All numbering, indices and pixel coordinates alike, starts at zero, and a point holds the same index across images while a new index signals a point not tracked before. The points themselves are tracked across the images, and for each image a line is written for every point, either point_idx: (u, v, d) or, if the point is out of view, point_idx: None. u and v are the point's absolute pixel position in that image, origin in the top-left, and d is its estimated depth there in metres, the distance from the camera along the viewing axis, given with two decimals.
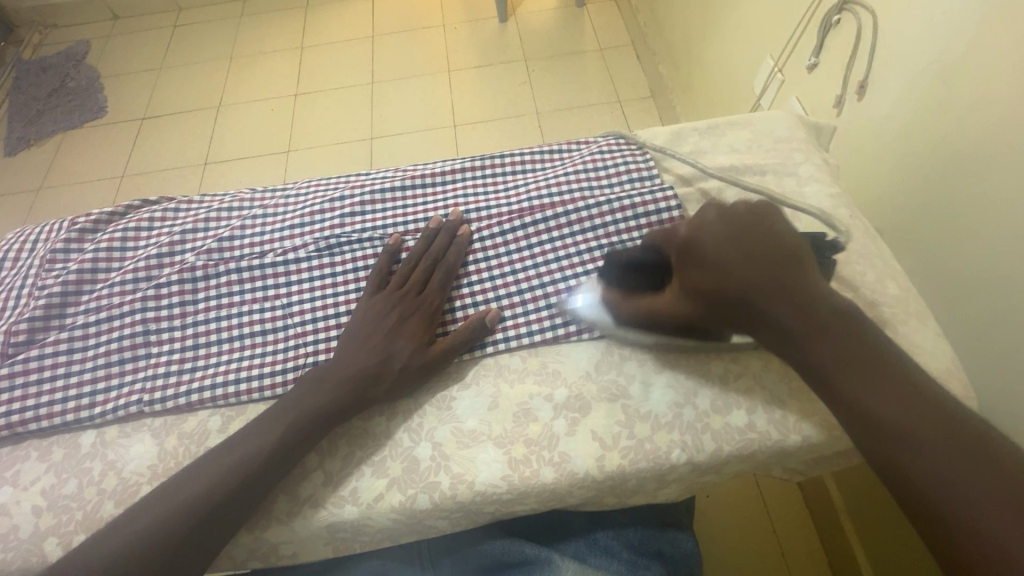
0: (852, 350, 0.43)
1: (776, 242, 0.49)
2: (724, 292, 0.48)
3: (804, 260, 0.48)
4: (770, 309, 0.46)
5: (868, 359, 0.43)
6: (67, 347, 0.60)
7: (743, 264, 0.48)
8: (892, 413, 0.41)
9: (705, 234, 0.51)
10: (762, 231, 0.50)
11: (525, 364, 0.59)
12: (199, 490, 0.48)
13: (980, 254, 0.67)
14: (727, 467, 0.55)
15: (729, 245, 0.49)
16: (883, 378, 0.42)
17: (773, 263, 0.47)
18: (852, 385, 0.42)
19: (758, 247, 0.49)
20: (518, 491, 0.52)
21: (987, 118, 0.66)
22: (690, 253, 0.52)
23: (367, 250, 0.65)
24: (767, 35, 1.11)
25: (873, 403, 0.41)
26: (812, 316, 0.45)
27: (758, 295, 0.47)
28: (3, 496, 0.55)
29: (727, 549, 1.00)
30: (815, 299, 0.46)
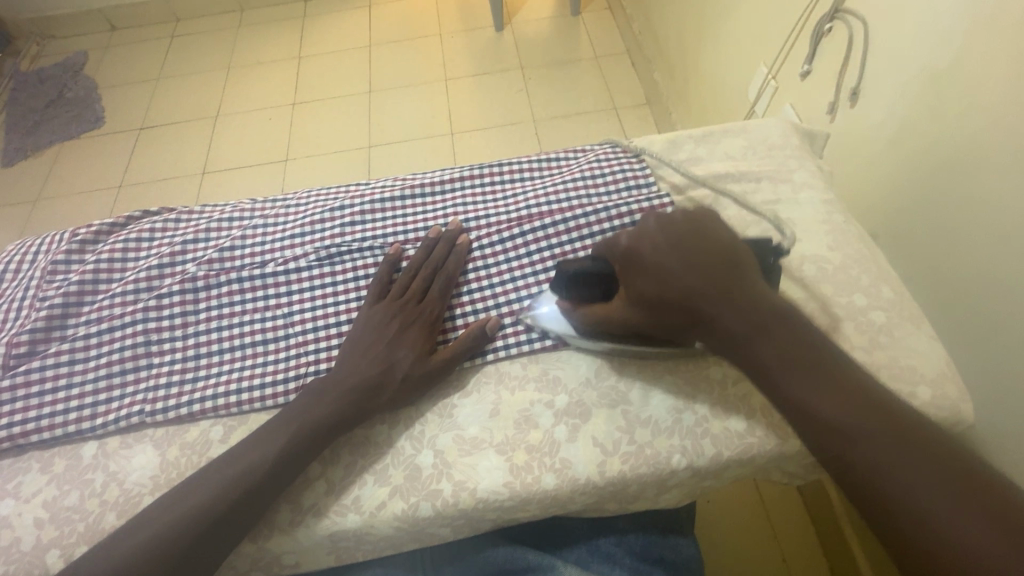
0: (794, 350, 0.44)
1: (712, 251, 0.50)
2: (671, 301, 0.49)
3: (741, 263, 0.50)
4: (715, 311, 0.47)
5: (815, 362, 0.43)
6: (69, 358, 0.60)
7: (684, 267, 0.49)
8: (859, 427, 0.40)
9: (645, 243, 0.52)
10: (699, 241, 0.51)
11: (526, 371, 0.59)
12: (202, 501, 0.48)
13: (973, 258, 0.68)
14: (728, 472, 0.55)
15: (671, 253, 0.50)
16: (837, 384, 0.42)
17: (715, 270, 0.49)
18: (798, 386, 0.42)
19: (698, 255, 0.50)
20: (520, 498, 0.53)
21: (977, 125, 0.67)
22: (632, 264, 0.52)
23: (368, 260, 0.65)
24: (760, 44, 1.12)
25: (834, 413, 0.40)
26: (754, 315, 0.46)
27: (706, 299, 0.48)
28: (4, 508, 0.55)
29: (728, 552, 1.01)
30: (755, 300, 0.47)
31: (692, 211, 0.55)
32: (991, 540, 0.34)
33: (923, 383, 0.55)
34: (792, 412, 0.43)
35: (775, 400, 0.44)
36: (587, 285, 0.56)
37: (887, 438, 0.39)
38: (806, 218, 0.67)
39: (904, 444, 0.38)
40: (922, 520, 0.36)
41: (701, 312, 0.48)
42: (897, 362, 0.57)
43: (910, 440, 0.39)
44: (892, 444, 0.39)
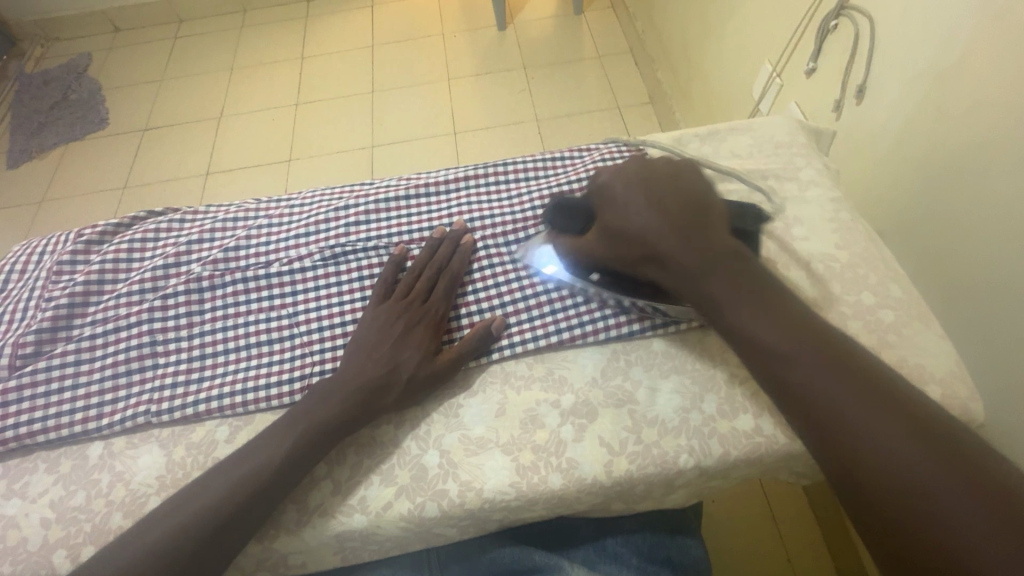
0: (748, 290, 0.47)
1: (684, 195, 0.53)
2: (631, 236, 0.52)
3: (710, 209, 0.52)
4: (675, 253, 0.50)
5: (768, 303, 0.47)
6: (75, 359, 0.60)
7: (652, 211, 0.52)
8: (822, 383, 0.43)
9: (621, 179, 0.55)
10: (674, 184, 0.54)
11: (531, 371, 0.59)
12: (208, 502, 0.48)
13: (981, 256, 0.68)
14: (735, 471, 0.55)
15: (640, 192, 0.53)
16: (794, 330, 0.45)
17: (681, 212, 0.52)
18: (748, 323, 0.46)
19: (667, 197, 0.53)
20: (526, 498, 0.52)
21: (985, 122, 0.67)
22: (606, 199, 0.56)
23: (373, 259, 0.65)
24: (765, 42, 1.12)
25: (789, 358, 0.44)
26: (710, 257, 0.49)
27: (663, 240, 0.51)
28: (11, 508, 0.55)
29: (734, 550, 1.00)
30: (716, 243, 0.50)
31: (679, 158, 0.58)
32: (957, 510, 0.36)
33: (933, 382, 0.55)
34: (741, 346, 0.47)
35: (725, 334, 0.48)
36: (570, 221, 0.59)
37: (857, 402, 0.41)
38: (813, 216, 0.67)
39: (876, 408, 0.41)
40: (891, 487, 0.38)
41: (656, 250, 0.51)
42: (906, 361, 0.56)
43: (879, 404, 0.41)
44: (861, 407, 0.41)
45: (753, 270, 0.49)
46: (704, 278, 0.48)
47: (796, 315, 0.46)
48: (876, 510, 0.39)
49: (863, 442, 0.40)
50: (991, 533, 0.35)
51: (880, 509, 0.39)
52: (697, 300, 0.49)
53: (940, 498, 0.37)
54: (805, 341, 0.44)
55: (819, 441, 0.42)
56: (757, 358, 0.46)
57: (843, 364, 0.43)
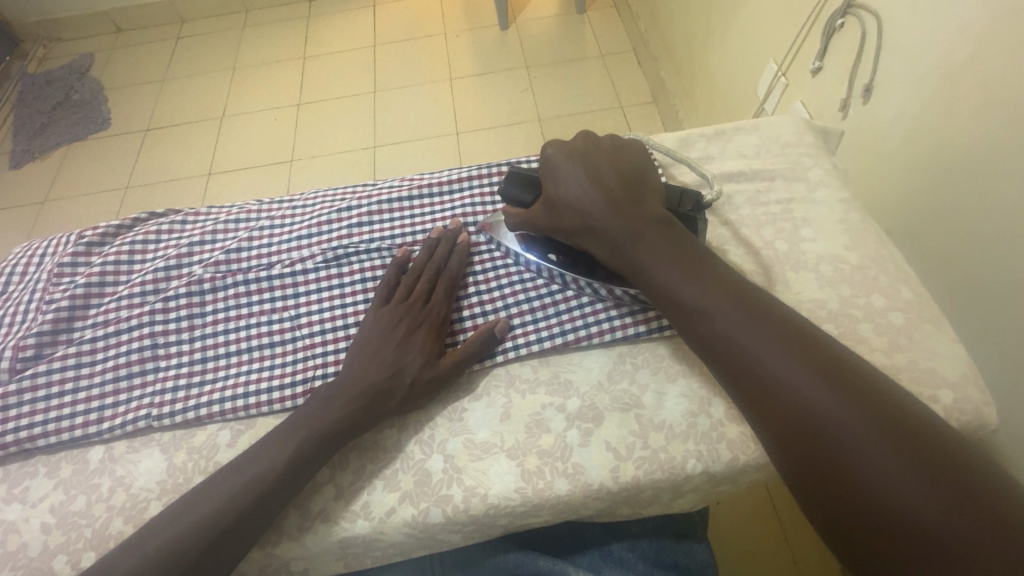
0: (674, 254, 0.50)
1: (623, 172, 0.56)
2: (575, 210, 0.54)
3: (644, 182, 0.56)
4: (606, 221, 0.52)
5: (694, 265, 0.49)
6: (76, 362, 0.60)
7: (586, 181, 0.54)
8: (753, 340, 0.43)
9: (564, 154, 0.57)
10: (613, 161, 0.57)
11: (536, 374, 0.58)
12: (209, 510, 0.47)
13: (993, 258, 0.67)
14: (744, 477, 0.54)
15: (582, 168, 0.56)
16: (721, 290, 0.46)
17: (619, 188, 0.54)
18: (686, 289, 0.47)
19: (606, 172, 0.55)
20: (531, 504, 0.52)
21: (996, 122, 0.65)
22: (550, 173, 0.57)
23: (376, 261, 0.65)
24: (770, 40, 1.11)
25: (716, 314, 0.45)
26: (637, 225, 0.52)
27: (604, 212, 0.53)
28: (12, 513, 0.54)
29: (738, 550, 1.00)
30: (644, 212, 0.53)
31: (621, 137, 0.60)
32: (889, 469, 0.37)
33: (945, 386, 0.54)
34: (670, 305, 0.48)
35: (653, 296, 0.50)
36: (528, 190, 0.60)
37: (789, 359, 0.42)
38: (821, 217, 0.66)
39: (809, 367, 0.41)
40: (823, 444, 0.39)
41: (598, 222, 0.53)
42: (918, 365, 0.55)
43: (812, 362, 0.42)
44: (792, 364, 0.42)
45: (682, 237, 0.51)
46: (630, 243, 0.51)
47: (724, 276, 0.48)
48: (808, 465, 0.40)
49: (794, 398, 0.41)
50: (913, 487, 0.36)
51: (813, 466, 0.39)
52: (626, 265, 0.51)
53: (875, 457, 0.37)
54: (733, 299, 0.46)
55: (751, 397, 0.43)
56: (687, 318, 0.47)
57: (774, 322, 0.44)
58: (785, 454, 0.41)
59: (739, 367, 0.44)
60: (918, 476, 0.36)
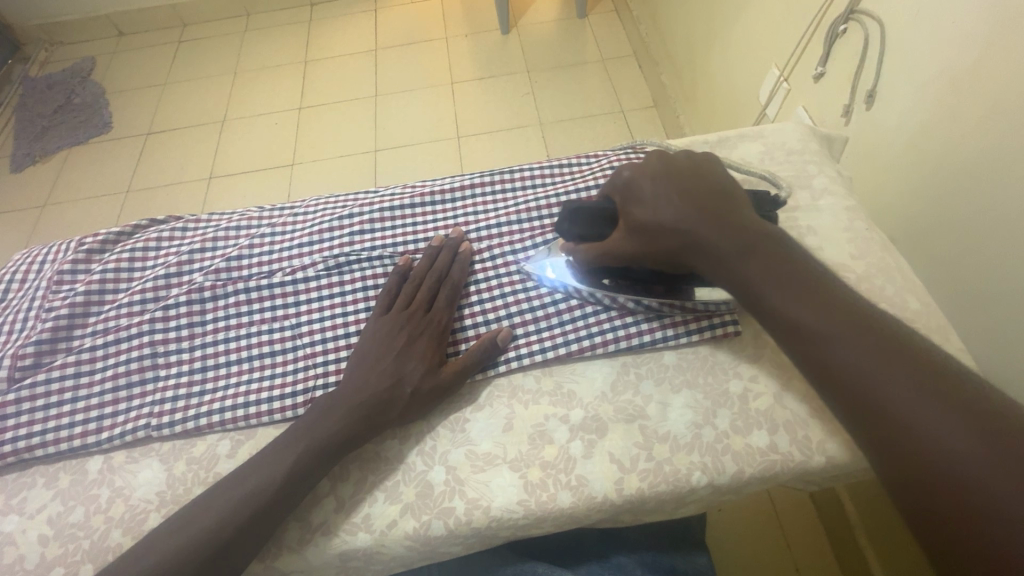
0: (782, 270, 0.44)
1: (713, 187, 0.50)
2: (663, 227, 0.49)
3: (738, 197, 0.50)
4: (704, 236, 0.47)
5: (801, 280, 0.43)
6: (74, 371, 0.59)
7: (677, 197, 0.49)
8: (863, 362, 0.39)
9: (645, 173, 0.52)
10: (700, 177, 0.51)
11: (539, 384, 0.58)
12: (207, 524, 0.47)
13: (1000, 267, 0.66)
14: (749, 488, 0.53)
15: (669, 185, 0.50)
16: (837, 310, 0.41)
17: (712, 204, 0.49)
18: (794, 312, 0.42)
19: (696, 188, 0.50)
20: (534, 516, 0.51)
21: (1001, 130, 0.65)
22: (632, 194, 0.52)
23: (378, 269, 0.64)
24: (772, 46, 1.11)
25: (822, 336, 0.40)
26: (741, 238, 0.46)
27: (700, 230, 0.47)
28: (9, 525, 0.54)
29: (738, 551, 1.00)
30: (746, 225, 0.47)
31: (700, 152, 0.55)
32: None
33: None
34: (777, 329, 0.43)
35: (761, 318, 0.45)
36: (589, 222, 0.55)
37: (903, 379, 0.37)
38: (826, 225, 0.65)
39: (936, 394, 0.36)
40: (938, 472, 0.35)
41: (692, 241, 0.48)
42: None
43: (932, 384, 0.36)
44: (907, 385, 0.37)
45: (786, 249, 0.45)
46: (735, 259, 0.45)
47: (830, 291, 0.42)
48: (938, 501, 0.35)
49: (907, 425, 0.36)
50: None
51: (926, 497, 0.35)
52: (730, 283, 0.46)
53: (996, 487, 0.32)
54: (841, 317, 0.41)
55: (874, 429, 0.38)
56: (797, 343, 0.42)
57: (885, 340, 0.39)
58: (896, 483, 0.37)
59: (848, 393, 0.39)
60: None
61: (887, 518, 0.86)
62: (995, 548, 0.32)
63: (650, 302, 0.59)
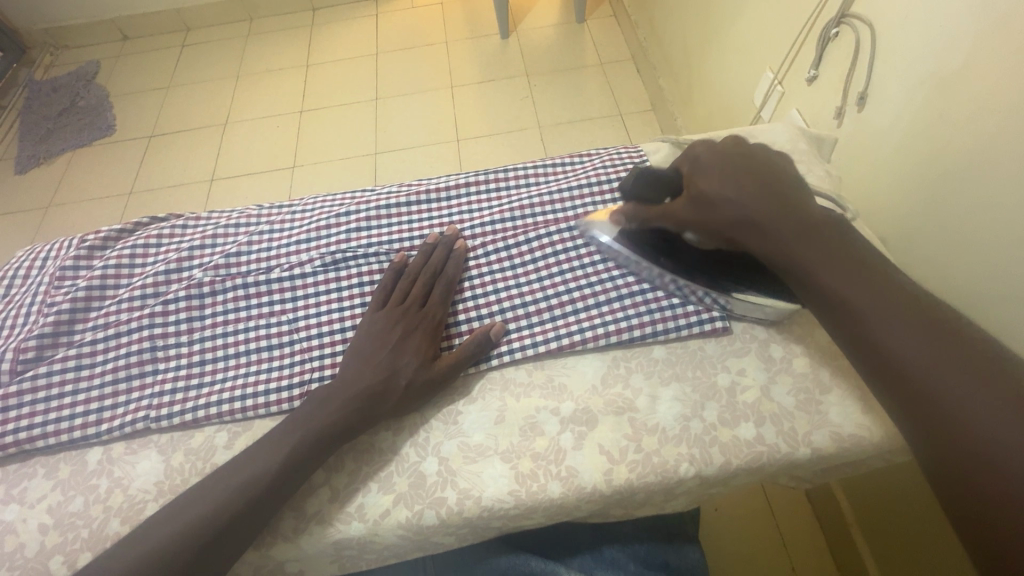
0: (838, 253, 0.45)
1: (778, 173, 0.52)
2: (727, 202, 0.51)
3: (801, 186, 0.52)
4: (764, 213, 0.49)
5: (856, 264, 0.44)
6: (75, 364, 0.60)
7: (744, 177, 0.51)
8: (913, 343, 0.40)
9: (714, 154, 0.54)
10: (766, 162, 0.53)
11: (530, 378, 0.59)
12: (205, 511, 0.48)
13: (989, 263, 0.67)
14: (736, 480, 0.54)
15: (737, 165, 0.52)
16: (890, 294, 0.42)
17: (776, 188, 0.51)
18: (848, 290, 0.43)
19: (762, 171, 0.52)
20: (525, 506, 0.52)
21: (988, 130, 0.66)
22: (699, 171, 0.54)
23: (373, 266, 0.65)
24: (766, 49, 1.12)
25: (874, 315, 0.42)
26: (800, 220, 0.48)
27: (762, 207, 0.49)
28: (9, 513, 0.55)
29: (735, 549, 1.00)
30: (807, 211, 0.49)
31: (769, 146, 0.57)
32: None
33: None
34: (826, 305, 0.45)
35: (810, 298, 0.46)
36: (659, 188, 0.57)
37: (953, 365, 0.38)
38: None
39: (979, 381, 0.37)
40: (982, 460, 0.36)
41: (754, 215, 0.49)
42: None
43: (978, 372, 0.38)
44: (951, 369, 0.38)
45: (844, 239, 0.47)
46: (794, 238, 0.47)
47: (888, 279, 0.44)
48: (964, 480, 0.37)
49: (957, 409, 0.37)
50: None
51: (969, 492, 0.36)
52: (784, 262, 0.47)
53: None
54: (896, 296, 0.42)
55: (913, 408, 0.40)
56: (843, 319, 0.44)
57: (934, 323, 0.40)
58: (934, 464, 0.39)
59: (890, 368, 0.41)
60: None
61: (881, 515, 0.86)
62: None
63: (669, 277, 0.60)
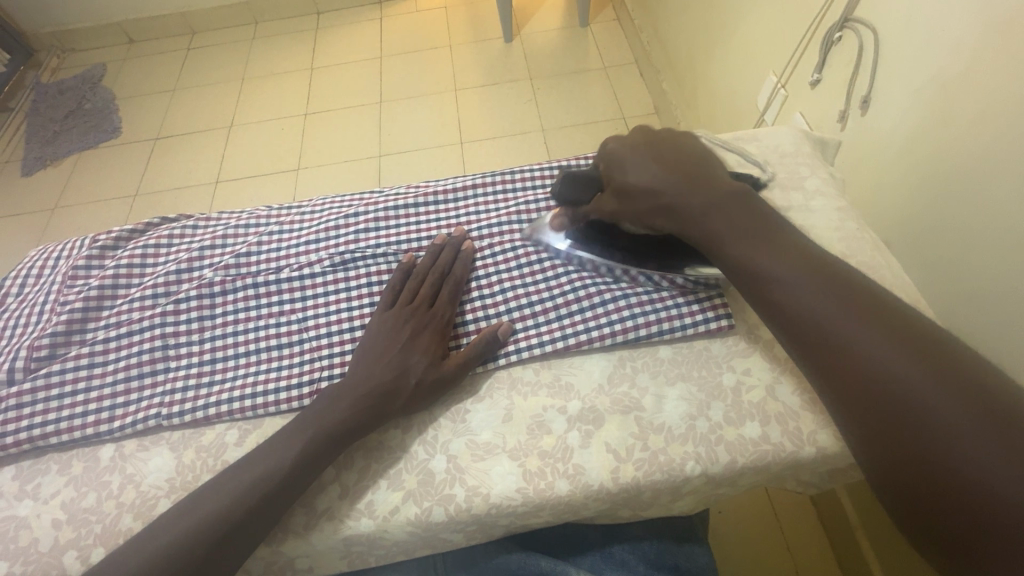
0: (751, 227, 0.49)
1: (687, 155, 0.56)
2: (644, 190, 0.54)
3: (710, 164, 0.56)
4: (679, 196, 0.53)
5: (766, 235, 0.48)
6: (88, 362, 0.61)
7: (657, 165, 0.55)
8: (829, 307, 0.43)
9: (628, 144, 0.58)
10: (675, 145, 0.57)
11: (538, 378, 0.60)
12: (218, 507, 0.48)
13: (992, 264, 0.67)
14: (743, 479, 0.55)
15: (648, 154, 0.56)
16: (804, 264, 0.46)
17: (687, 169, 0.54)
18: (766, 262, 0.47)
19: (673, 156, 0.56)
20: (533, 504, 0.53)
21: (991, 133, 0.67)
22: (615, 163, 0.57)
23: (382, 266, 0.66)
24: (769, 53, 1.13)
25: (787, 282, 0.45)
26: (712, 199, 0.52)
27: (679, 191, 0.53)
28: (24, 509, 0.56)
29: (738, 549, 1.01)
30: (716, 187, 0.53)
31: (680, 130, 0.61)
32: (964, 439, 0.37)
33: None
34: (747, 277, 0.48)
35: (730, 269, 0.50)
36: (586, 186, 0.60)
37: (861, 325, 0.42)
38: (819, 225, 0.67)
39: (887, 339, 0.41)
40: (896, 420, 0.39)
41: (672, 199, 0.53)
42: None
43: (887, 329, 0.41)
44: (864, 329, 0.42)
45: (756, 210, 0.51)
46: (706, 216, 0.51)
47: (797, 246, 0.47)
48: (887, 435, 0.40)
49: (871, 371, 0.41)
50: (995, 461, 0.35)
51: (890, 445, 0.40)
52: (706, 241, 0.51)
53: (956, 436, 0.37)
54: (807, 267, 0.46)
55: (832, 368, 0.43)
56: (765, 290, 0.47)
57: (839, 287, 0.44)
58: (856, 425, 0.42)
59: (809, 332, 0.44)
60: (994, 447, 0.36)
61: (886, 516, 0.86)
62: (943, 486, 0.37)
63: (677, 278, 0.62)
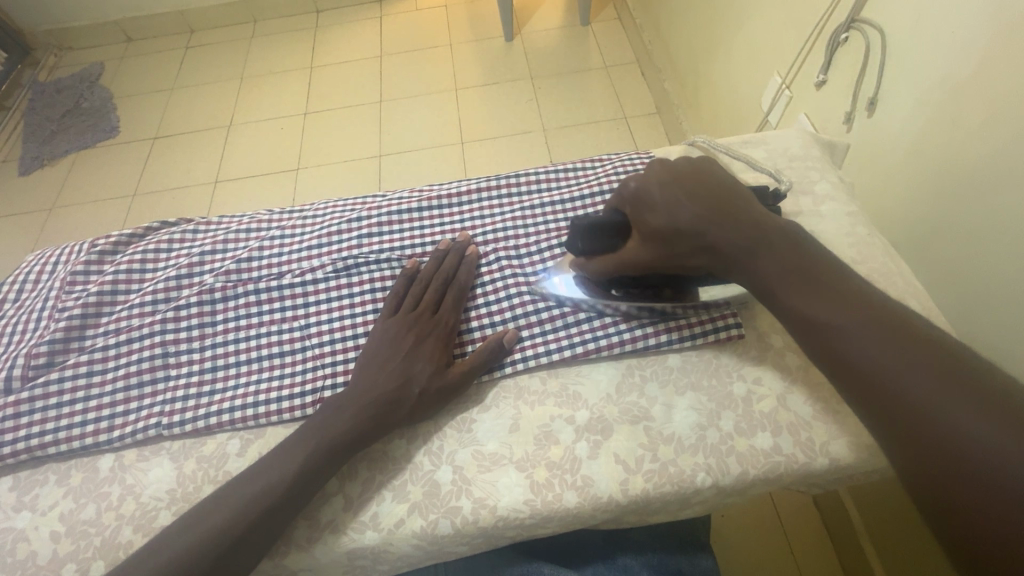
0: (792, 263, 0.46)
1: (716, 186, 0.52)
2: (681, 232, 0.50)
3: (743, 192, 0.52)
4: (719, 238, 0.49)
5: (805, 269, 0.45)
6: (87, 370, 0.60)
7: (691, 203, 0.51)
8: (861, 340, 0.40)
9: (651, 181, 0.54)
10: (703, 176, 0.53)
11: (544, 386, 0.59)
12: (218, 521, 0.47)
13: (1004, 271, 0.66)
14: (754, 489, 0.54)
15: (676, 189, 0.52)
16: (839, 297, 0.43)
17: (719, 205, 0.50)
18: (805, 301, 0.44)
19: (702, 188, 0.52)
20: (541, 515, 0.52)
21: (1001, 136, 0.66)
22: (643, 202, 0.53)
23: (385, 272, 0.65)
24: (773, 53, 1.12)
25: (825, 317, 0.42)
26: (755, 236, 0.48)
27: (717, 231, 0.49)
28: (21, 521, 0.54)
29: (742, 548, 1.01)
30: (756, 221, 0.49)
31: (704, 156, 0.57)
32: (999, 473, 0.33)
33: None
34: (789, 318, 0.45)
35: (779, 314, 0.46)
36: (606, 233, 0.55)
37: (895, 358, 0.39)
38: (829, 230, 0.66)
39: (919, 369, 0.37)
40: (933, 451, 0.36)
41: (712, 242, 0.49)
42: None
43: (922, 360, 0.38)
44: (897, 362, 0.38)
45: (792, 241, 0.47)
46: (753, 258, 0.47)
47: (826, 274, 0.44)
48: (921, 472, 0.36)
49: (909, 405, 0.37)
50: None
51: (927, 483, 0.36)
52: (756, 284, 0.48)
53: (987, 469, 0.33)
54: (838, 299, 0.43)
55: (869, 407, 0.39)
56: (804, 330, 0.43)
57: (880, 320, 0.40)
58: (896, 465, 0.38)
59: (845, 370, 0.41)
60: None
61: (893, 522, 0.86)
62: (979, 526, 0.33)
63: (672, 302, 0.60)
